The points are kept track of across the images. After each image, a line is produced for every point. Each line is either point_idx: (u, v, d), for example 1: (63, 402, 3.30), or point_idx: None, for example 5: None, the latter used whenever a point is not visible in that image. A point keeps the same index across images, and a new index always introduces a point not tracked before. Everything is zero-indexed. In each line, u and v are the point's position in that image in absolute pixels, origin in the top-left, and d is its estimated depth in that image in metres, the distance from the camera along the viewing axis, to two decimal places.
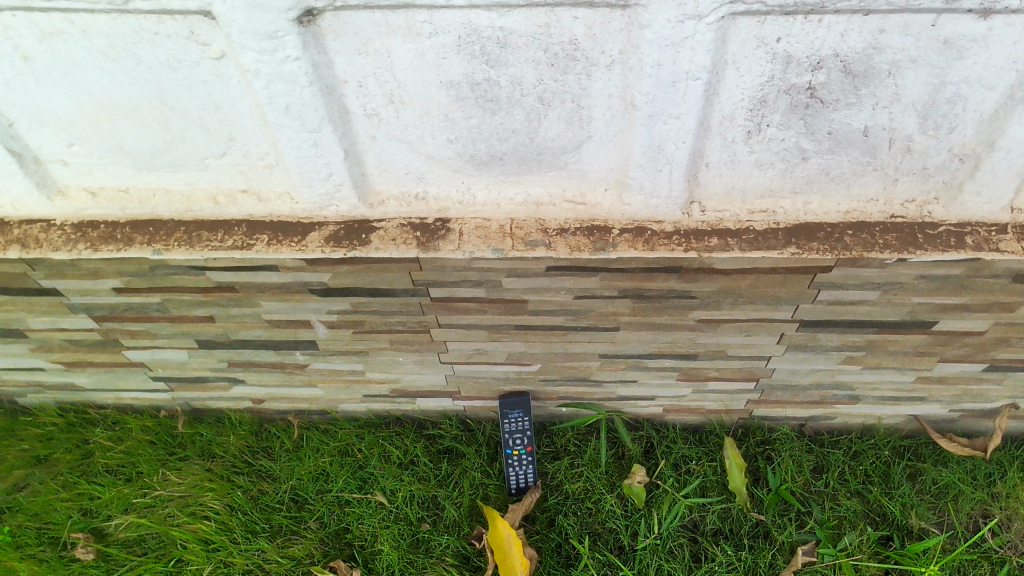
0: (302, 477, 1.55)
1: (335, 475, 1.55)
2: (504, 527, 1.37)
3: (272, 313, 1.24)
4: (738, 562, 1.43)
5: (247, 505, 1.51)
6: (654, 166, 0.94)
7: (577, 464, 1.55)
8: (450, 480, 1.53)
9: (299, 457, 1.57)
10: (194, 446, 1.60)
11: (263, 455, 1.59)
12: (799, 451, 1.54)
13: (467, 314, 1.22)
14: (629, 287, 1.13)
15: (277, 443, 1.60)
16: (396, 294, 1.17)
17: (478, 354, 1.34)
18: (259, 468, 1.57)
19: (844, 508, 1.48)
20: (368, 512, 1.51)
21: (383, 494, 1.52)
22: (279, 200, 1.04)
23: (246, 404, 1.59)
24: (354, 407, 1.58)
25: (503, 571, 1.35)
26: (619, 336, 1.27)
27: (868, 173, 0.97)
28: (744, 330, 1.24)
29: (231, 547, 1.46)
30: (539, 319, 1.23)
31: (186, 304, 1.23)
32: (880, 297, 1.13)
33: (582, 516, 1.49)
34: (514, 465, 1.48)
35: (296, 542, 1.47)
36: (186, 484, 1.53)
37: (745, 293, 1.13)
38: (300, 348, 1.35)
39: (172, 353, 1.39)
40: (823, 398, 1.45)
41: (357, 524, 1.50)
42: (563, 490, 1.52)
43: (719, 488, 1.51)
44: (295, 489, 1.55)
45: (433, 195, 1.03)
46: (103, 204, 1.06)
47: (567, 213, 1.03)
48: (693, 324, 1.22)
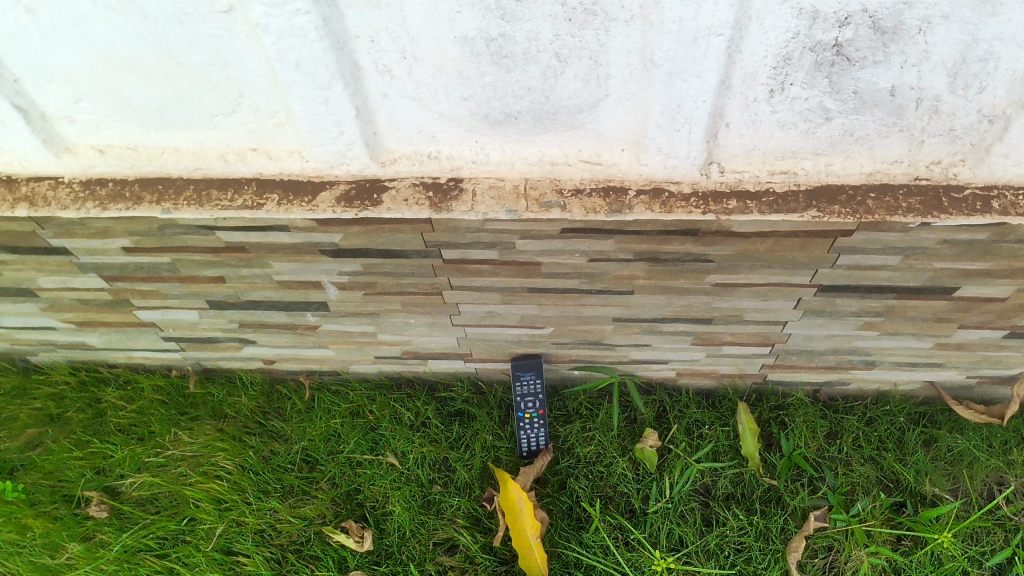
0: (313, 438, 1.54)
1: (346, 436, 1.54)
2: (514, 491, 1.38)
3: (283, 273, 1.23)
4: (749, 527, 1.43)
5: (259, 465, 1.51)
6: (673, 126, 0.92)
7: (589, 427, 1.53)
8: (461, 443, 1.53)
9: (310, 418, 1.56)
10: (206, 406, 1.58)
11: (275, 415, 1.58)
12: (813, 416, 1.52)
13: (480, 277, 1.20)
14: (644, 249, 1.11)
15: (288, 403, 1.59)
16: (408, 256, 1.15)
17: (491, 316, 1.32)
18: (270, 428, 1.56)
19: (857, 474, 1.47)
20: (380, 473, 1.51)
21: (394, 455, 1.52)
22: (289, 158, 1.02)
23: (257, 364, 1.57)
24: (365, 368, 1.57)
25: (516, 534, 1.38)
26: (633, 300, 1.25)
27: (893, 134, 0.94)
28: (761, 295, 1.22)
29: (244, 508, 1.47)
30: (552, 282, 1.21)
31: (196, 264, 1.21)
32: (902, 262, 1.11)
33: (593, 479, 1.49)
34: (525, 427, 1.48)
35: (307, 503, 1.48)
36: (197, 443, 1.52)
37: (763, 256, 1.11)
38: (311, 309, 1.34)
39: (183, 313, 1.38)
40: (839, 363, 1.43)
41: (369, 485, 1.50)
42: (575, 454, 1.51)
43: (731, 452, 1.50)
44: (307, 450, 1.54)
45: (446, 155, 1.01)
46: (111, 161, 1.05)
47: (582, 173, 1.02)
48: (709, 288, 1.20)
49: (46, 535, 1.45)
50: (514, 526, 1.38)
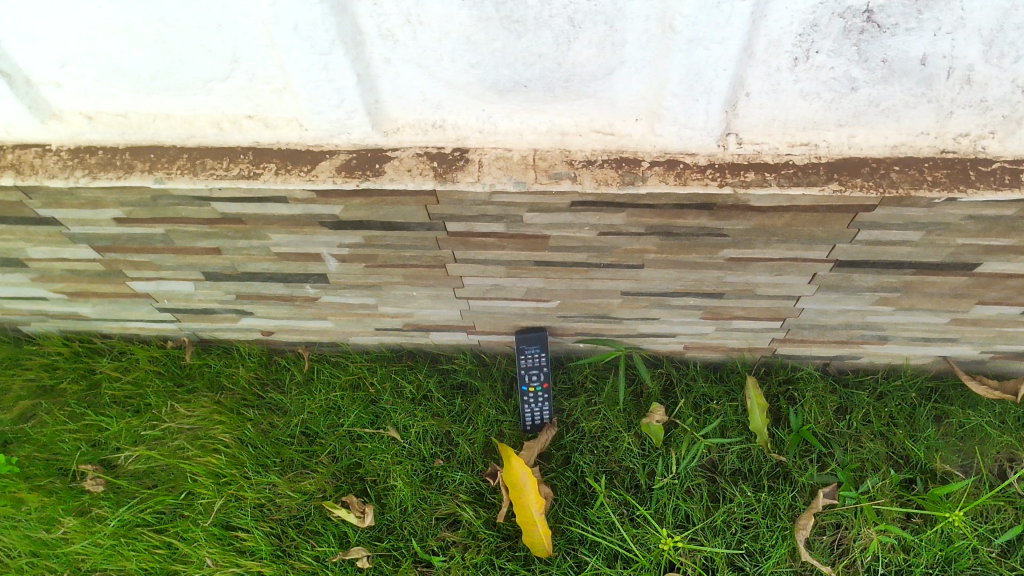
0: (313, 411, 1.51)
1: (346, 409, 1.51)
2: (517, 465, 1.35)
3: (281, 245, 1.19)
4: (756, 503, 1.41)
5: (258, 439, 1.48)
6: (691, 96, 0.87)
7: (595, 402, 1.50)
8: (464, 416, 1.51)
9: (310, 391, 1.53)
10: (203, 377, 1.54)
11: (273, 387, 1.55)
12: (823, 391, 1.49)
13: (485, 250, 1.16)
14: (657, 223, 1.07)
15: (287, 375, 1.55)
16: (411, 228, 1.11)
17: (496, 290, 1.29)
18: (269, 401, 1.53)
19: (867, 450, 1.44)
20: (381, 447, 1.48)
21: (395, 429, 1.49)
22: (287, 126, 0.98)
23: (255, 335, 1.54)
24: (365, 340, 1.53)
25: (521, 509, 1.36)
26: (643, 274, 1.21)
27: (921, 105, 0.90)
28: (775, 270, 1.18)
29: (242, 482, 1.44)
30: (560, 255, 1.17)
31: (191, 236, 1.17)
32: (924, 237, 1.07)
33: (598, 454, 1.46)
34: (530, 402, 1.45)
35: (307, 477, 1.46)
36: (194, 416, 1.49)
37: (780, 231, 1.07)
38: (310, 281, 1.30)
39: (178, 284, 1.34)
40: (850, 338, 1.40)
41: (370, 460, 1.47)
42: (579, 429, 1.49)
43: (739, 428, 1.47)
44: (306, 423, 1.51)
45: (451, 124, 0.97)
46: (101, 128, 1.00)
47: (593, 143, 0.97)
48: (722, 263, 1.16)
49: (42, 509, 1.43)
50: (520, 504, 1.36)
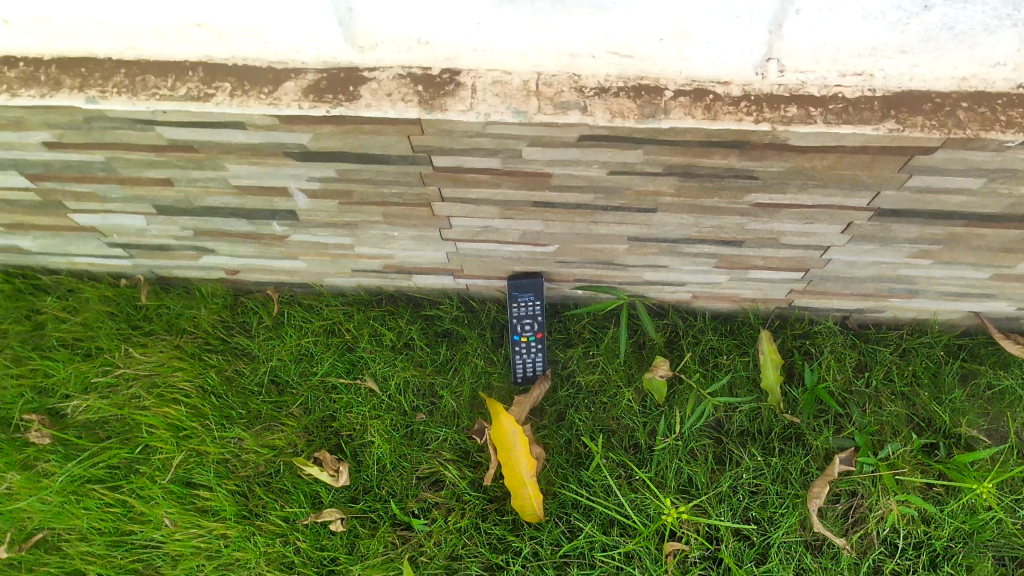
0: (283, 359, 1.38)
1: (320, 357, 1.37)
2: (508, 422, 1.23)
3: (242, 178, 1.03)
4: (766, 468, 1.29)
5: (221, 388, 1.35)
6: (730, 9, 0.73)
7: (593, 353, 1.37)
8: (449, 367, 1.37)
9: (279, 336, 1.39)
10: (161, 319, 1.40)
11: (239, 330, 1.40)
12: (842, 347, 1.36)
13: (477, 188, 1.01)
14: (678, 162, 0.92)
15: (254, 318, 1.41)
16: (392, 162, 0.95)
17: (487, 232, 1.14)
18: (235, 346, 1.39)
19: (887, 412, 1.32)
20: (357, 399, 1.35)
21: (374, 380, 1.36)
22: (242, 38, 0.81)
23: (218, 274, 1.39)
24: (341, 281, 1.38)
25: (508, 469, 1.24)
26: (655, 219, 1.07)
27: (1003, 29, 0.74)
28: (806, 217, 1.04)
29: (205, 435, 1.31)
30: (562, 196, 1.02)
31: (136, 164, 1.01)
32: (983, 186, 0.93)
33: (595, 411, 1.34)
34: (520, 352, 1.32)
35: (275, 431, 1.33)
36: (152, 362, 1.35)
37: (819, 175, 0.92)
38: (276, 218, 1.15)
39: (128, 218, 1.18)
40: (877, 291, 1.27)
41: (345, 413, 1.35)
42: (576, 383, 1.36)
43: (748, 385, 1.35)
44: (276, 371, 1.38)
45: (438, 40, 0.80)
46: (19, 35, 0.83)
47: (608, 67, 0.82)
48: (746, 208, 1.02)
49: None
50: (508, 463, 1.24)
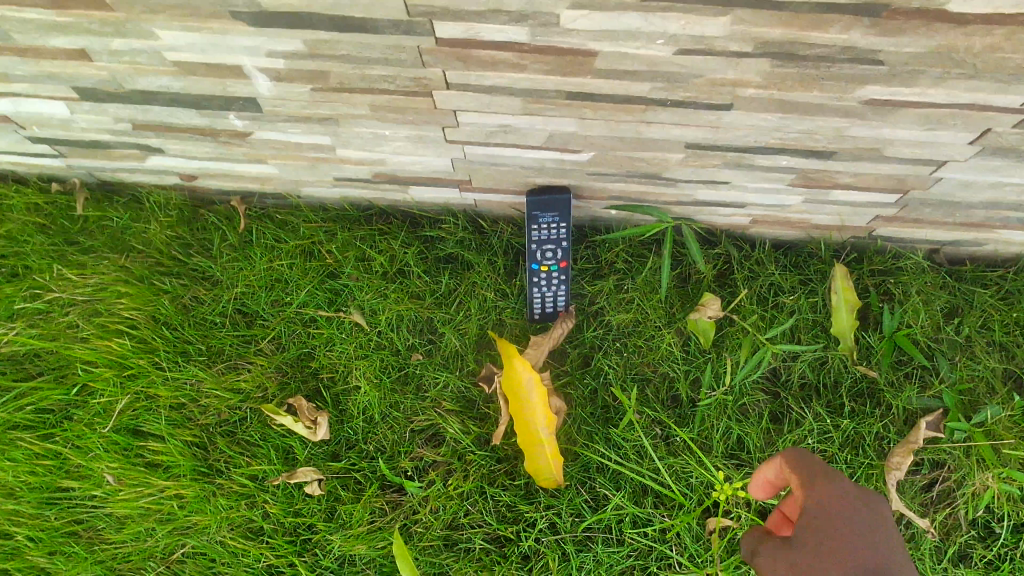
0: (251, 285, 1.14)
1: (296, 284, 1.14)
2: (522, 369, 1.00)
3: (181, 51, 0.77)
4: (835, 431, 1.08)
5: (176, 319, 1.12)
6: None
7: (626, 287, 1.13)
8: (453, 300, 1.13)
9: (246, 258, 1.15)
10: (103, 234, 1.15)
11: (198, 249, 1.16)
12: (931, 287, 1.11)
13: (494, 72, 0.75)
14: (776, 38, 0.66)
15: (216, 235, 1.16)
16: (379, 29, 0.70)
17: (505, 132, 0.89)
18: (193, 268, 1.15)
19: (983, 367, 1.09)
20: (340, 336, 1.12)
21: (361, 313, 1.12)
22: None
23: (172, 181, 1.13)
24: (322, 193, 1.13)
25: (520, 423, 1.03)
26: (727, 119, 0.81)
27: None
28: (930, 122, 0.78)
29: (154, 376, 1.09)
30: (608, 86, 0.76)
31: (36, 28, 0.75)
32: None
33: (627, 356, 1.11)
34: (539, 284, 1.09)
35: (241, 372, 1.11)
36: (91, 285, 1.11)
37: (971, 60, 0.66)
38: (233, 109, 0.89)
39: (45, 105, 0.92)
40: (987, 220, 1.02)
41: (325, 351, 1.12)
42: (604, 322, 1.13)
43: (814, 329, 1.11)
44: (242, 300, 1.14)
45: None
46: None
47: None
48: (853, 107, 0.76)
49: None
50: (521, 418, 1.02)
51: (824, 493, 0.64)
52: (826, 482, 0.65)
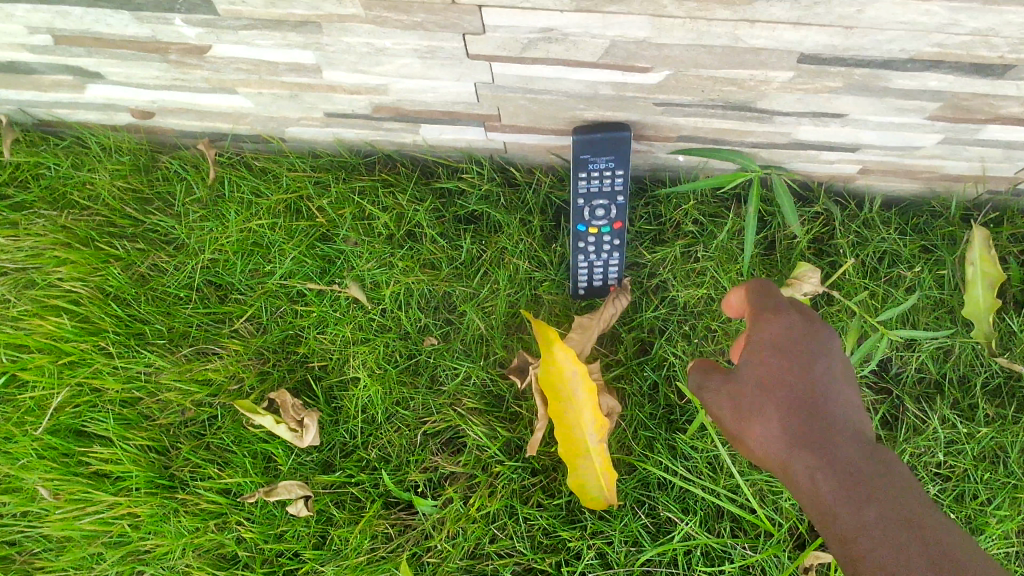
0: (223, 250, 0.91)
1: (280, 250, 0.91)
2: (563, 349, 0.79)
3: None
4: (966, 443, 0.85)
5: (130, 293, 0.90)
6: None
7: (699, 256, 0.89)
8: (476, 270, 0.90)
9: (218, 216, 0.92)
10: (40, 186, 0.93)
11: (159, 206, 0.93)
12: None
13: None
14: None
15: (179, 188, 0.93)
16: None
17: (547, 43, 0.64)
18: (152, 228, 0.93)
19: None
20: (335, 316, 0.89)
21: (361, 287, 0.89)
22: None
23: (122, 119, 0.90)
24: (311, 134, 0.89)
25: (563, 425, 0.80)
26: (871, 17, 0.56)
27: None
28: None
29: (101, 364, 0.87)
30: None
31: None
32: None
33: (697, 345, 0.88)
34: (586, 251, 0.85)
35: (210, 361, 0.89)
36: (23, 250, 0.89)
37: None
38: (179, 12, 0.65)
39: None
40: None
41: (316, 335, 0.90)
42: (668, 299, 0.89)
43: (938, 310, 0.87)
44: (213, 269, 0.92)
45: None
46: None
47: None
48: None
49: None
50: (560, 420, 0.80)
51: (767, 336, 0.57)
52: (776, 318, 0.58)
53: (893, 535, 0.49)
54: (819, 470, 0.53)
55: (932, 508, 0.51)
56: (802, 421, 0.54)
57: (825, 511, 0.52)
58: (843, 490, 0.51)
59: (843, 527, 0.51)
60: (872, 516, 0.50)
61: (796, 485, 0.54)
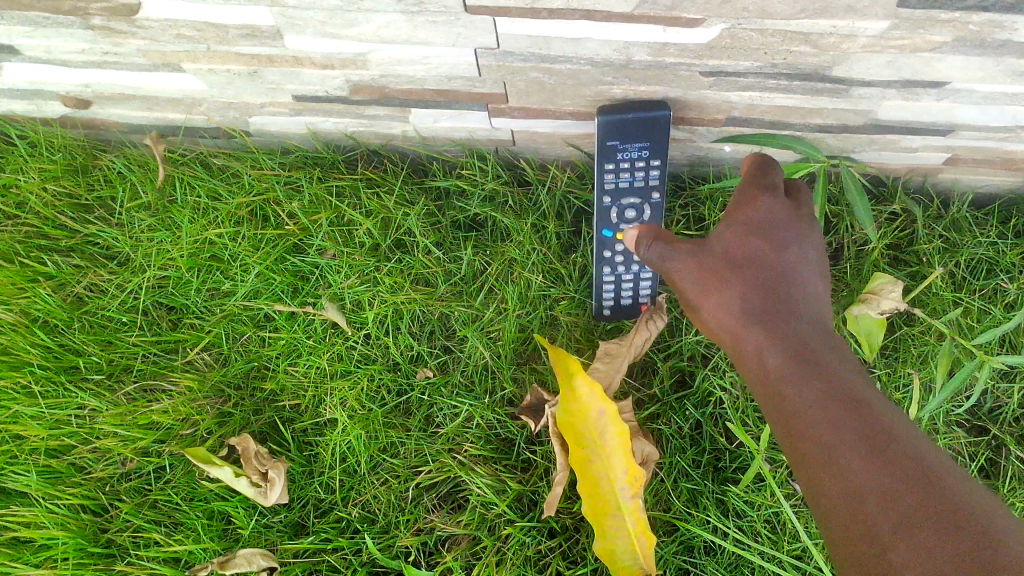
0: (174, 266, 0.76)
1: (242, 265, 0.75)
2: (588, 383, 0.64)
3: None
4: None
5: (61, 319, 0.74)
6: None
7: None
8: (478, 287, 0.74)
9: (170, 225, 0.77)
10: None
11: (101, 214, 0.78)
12: None
13: None
14: None
15: (124, 192, 0.78)
16: None
17: None
18: (92, 239, 0.78)
19: None
20: (309, 344, 0.74)
21: (339, 310, 0.74)
22: None
23: (54, 110, 0.75)
24: (279, 125, 0.74)
25: (586, 479, 0.64)
26: None
27: None
28: None
29: (21, 407, 0.72)
30: None
31: None
32: None
33: None
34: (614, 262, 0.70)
35: (157, 401, 0.74)
36: None
37: None
38: None
39: None
40: None
41: (286, 367, 0.74)
42: None
43: None
44: (162, 289, 0.76)
45: None
46: None
47: None
48: None
49: None
50: (584, 471, 0.64)
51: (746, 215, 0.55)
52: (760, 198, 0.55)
53: (837, 415, 0.44)
54: (769, 349, 0.49)
55: (888, 408, 0.45)
56: (766, 300, 0.51)
57: (770, 386, 0.48)
58: (788, 355, 0.48)
59: (785, 399, 0.47)
60: (818, 393, 0.46)
61: (742, 360, 0.51)
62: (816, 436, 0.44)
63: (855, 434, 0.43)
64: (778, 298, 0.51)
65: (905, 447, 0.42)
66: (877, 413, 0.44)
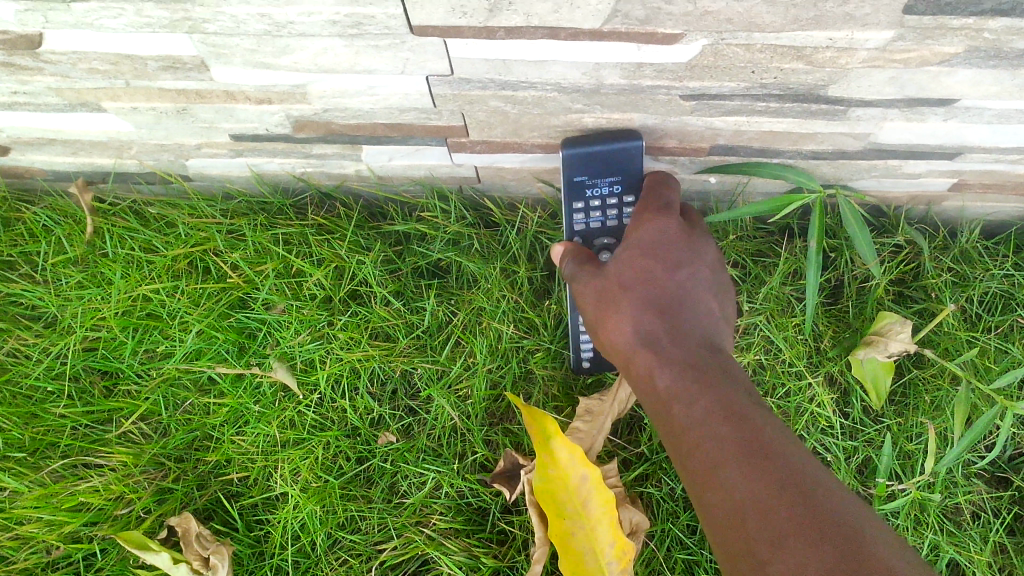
0: (106, 327, 0.68)
1: (182, 324, 0.68)
2: (566, 445, 0.56)
3: None
4: None
5: None
6: None
7: None
8: (443, 341, 0.67)
9: (100, 281, 0.69)
10: None
11: (25, 270, 0.71)
12: None
13: None
14: None
15: (51, 246, 0.70)
16: None
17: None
18: (14, 299, 0.70)
19: None
20: (257, 410, 0.66)
21: (289, 370, 0.66)
22: None
23: None
24: (219, 168, 0.67)
25: (569, 556, 0.57)
26: None
27: None
28: None
29: None
30: None
31: None
32: None
33: None
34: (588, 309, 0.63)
35: (88, 479, 0.66)
36: None
37: None
38: None
39: None
40: None
41: (232, 436, 0.66)
42: None
43: None
44: (93, 352, 0.69)
45: None
46: None
47: None
48: None
49: None
50: (566, 547, 0.57)
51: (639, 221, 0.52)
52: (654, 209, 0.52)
53: (722, 431, 0.40)
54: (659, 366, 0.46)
55: (782, 427, 0.41)
56: (660, 314, 0.48)
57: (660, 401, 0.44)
58: (676, 372, 0.45)
59: (676, 416, 0.43)
60: (707, 409, 0.42)
61: (636, 380, 0.47)
62: (701, 454, 0.41)
63: (744, 450, 0.39)
64: (669, 311, 0.47)
65: (789, 459, 0.39)
66: (763, 427, 0.40)
